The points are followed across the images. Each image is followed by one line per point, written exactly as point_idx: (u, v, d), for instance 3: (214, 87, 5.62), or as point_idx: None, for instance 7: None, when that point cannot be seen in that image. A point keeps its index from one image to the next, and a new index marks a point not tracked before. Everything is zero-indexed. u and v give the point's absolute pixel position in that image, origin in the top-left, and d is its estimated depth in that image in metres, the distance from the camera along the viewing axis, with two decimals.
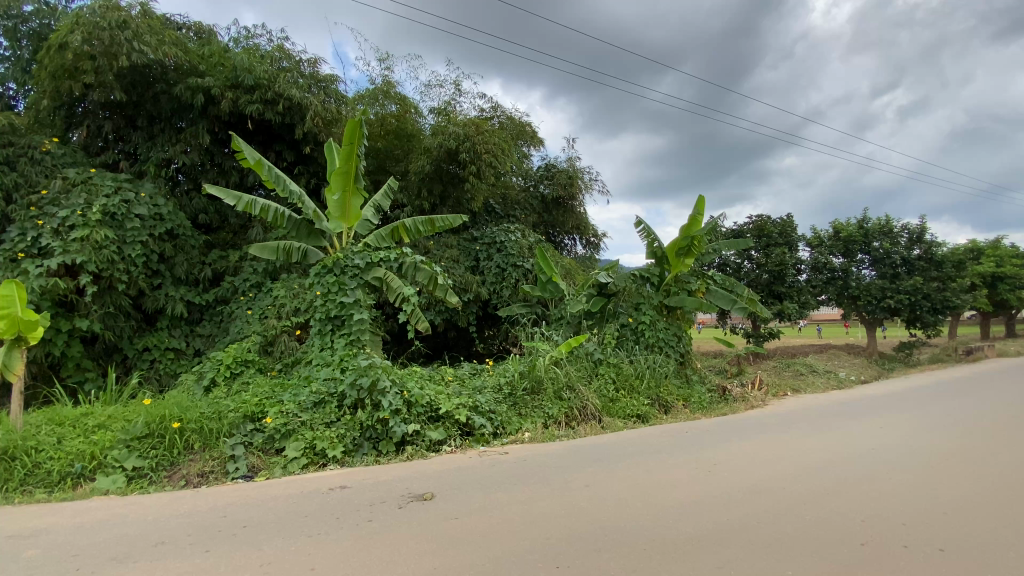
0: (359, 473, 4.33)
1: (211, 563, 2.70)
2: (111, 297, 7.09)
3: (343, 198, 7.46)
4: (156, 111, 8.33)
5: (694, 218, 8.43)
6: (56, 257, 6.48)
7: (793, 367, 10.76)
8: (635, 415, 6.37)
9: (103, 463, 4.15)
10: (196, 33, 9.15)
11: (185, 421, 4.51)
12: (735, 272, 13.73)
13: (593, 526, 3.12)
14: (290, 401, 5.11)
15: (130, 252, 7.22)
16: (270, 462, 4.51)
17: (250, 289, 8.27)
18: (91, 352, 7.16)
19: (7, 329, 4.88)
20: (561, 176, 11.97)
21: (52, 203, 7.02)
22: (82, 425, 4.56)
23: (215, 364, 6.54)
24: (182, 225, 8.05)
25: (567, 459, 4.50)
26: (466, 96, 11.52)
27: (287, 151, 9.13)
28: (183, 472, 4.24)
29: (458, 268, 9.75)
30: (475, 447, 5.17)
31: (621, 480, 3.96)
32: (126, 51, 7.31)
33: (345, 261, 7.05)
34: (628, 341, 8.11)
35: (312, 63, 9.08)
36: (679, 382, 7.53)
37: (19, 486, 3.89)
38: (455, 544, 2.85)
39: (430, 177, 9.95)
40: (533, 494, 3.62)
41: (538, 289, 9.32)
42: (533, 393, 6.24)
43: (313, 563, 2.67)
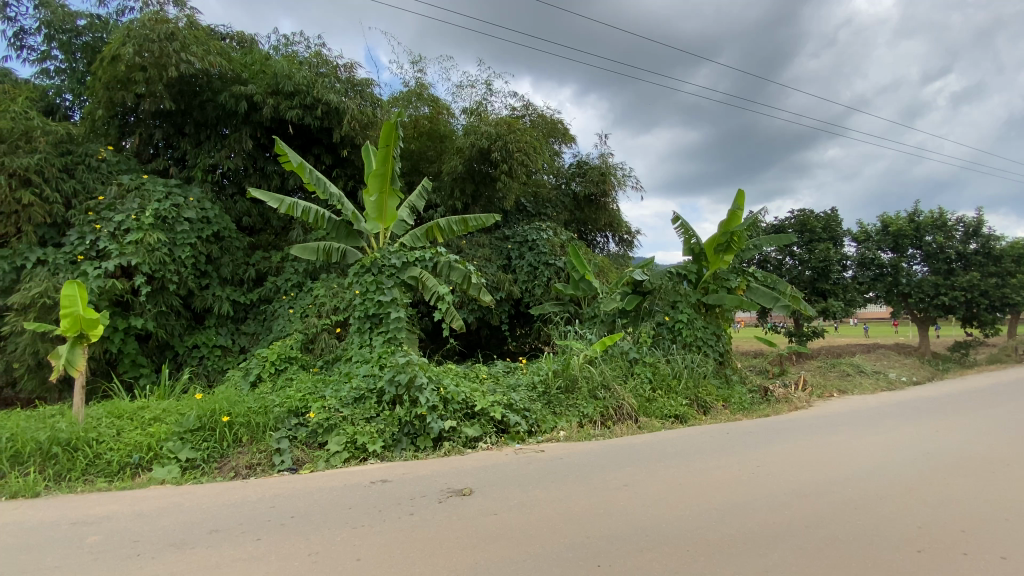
0: (399, 467, 4.41)
1: (262, 551, 2.80)
2: (163, 297, 7.45)
3: (380, 199, 7.62)
4: (202, 119, 8.69)
5: (733, 213, 8.18)
6: (113, 259, 6.88)
7: (839, 367, 10.34)
8: (673, 415, 6.23)
9: (159, 454, 4.36)
10: (239, 42, 9.50)
11: (234, 415, 4.72)
12: (776, 269, 13.30)
13: (634, 527, 3.06)
14: (332, 396, 5.25)
15: (181, 254, 7.57)
16: (313, 455, 4.65)
17: (292, 289, 8.55)
18: (145, 349, 7.53)
19: (70, 327, 5.19)
20: (594, 173, 11.84)
21: (108, 209, 7.44)
22: (139, 418, 4.81)
23: (260, 360, 6.80)
24: (227, 228, 8.40)
25: (603, 458, 4.46)
26: (497, 95, 11.57)
27: (325, 155, 9.39)
28: (232, 464, 4.42)
29: (492, 267, 9.81)
30: (510, 445, 5.18)
31: (661, 482, 3.86)
32: (174, 62, 7.67)
33: (382, 261, 7.25)
34: (664, 340, 7.97)
35: (348, 68, 9.30)
36: (718, 382, 7.36)
37: (82, 475, 4.12)
38: (496, 539, 2.88)
39: (462, 177, 10.03)
40: (571, 493, 3.59)
41: (571, 288, 9.27)
42: (567, 392, 6.22)
43: (358, 553, 2.74)
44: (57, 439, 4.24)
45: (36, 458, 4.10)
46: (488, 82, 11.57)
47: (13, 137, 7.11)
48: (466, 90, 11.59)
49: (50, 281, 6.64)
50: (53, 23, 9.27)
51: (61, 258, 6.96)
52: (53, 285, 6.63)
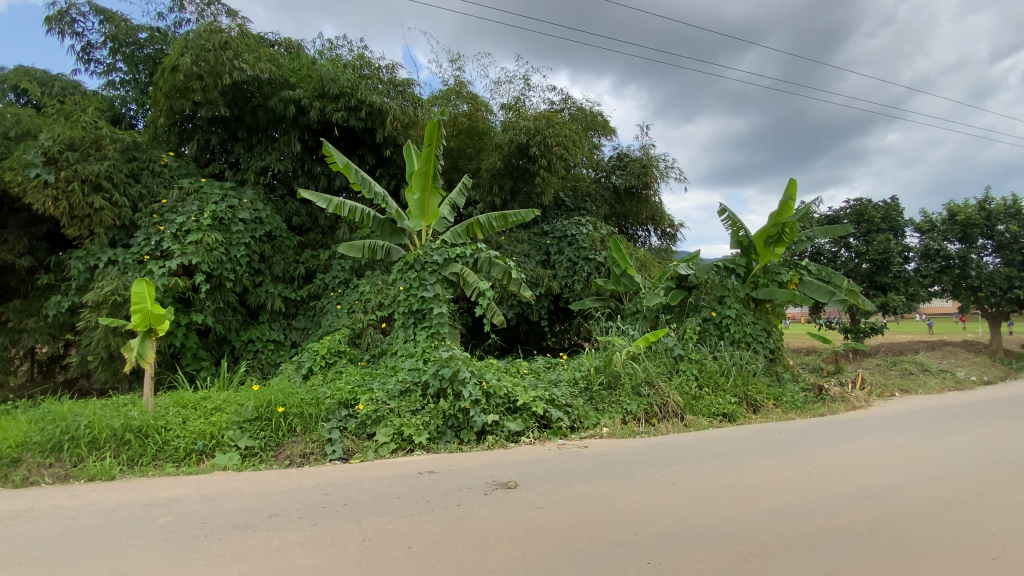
0: (444, 459, 4.49)
1: (319, 536, 2.92)
2: (221, 294, 7.85)
3: (422, 197, 7.76)
4: (254, 124, 9.08)
5: (784, 204, 7.85)
6: (176, 258, 7.31)
7: (900, 366, 9.74)
8: (720, 414, 6.04)
9: (221, 442, 4.61)
10: (286, 48, 9.86)
11: (288, 406, 4.94)
12: (830, 262, 12.69)
13: (684, 526, 3.00)
14: (379, 389, 5.40)
15: (236, 253, 7.96)
16: (362, 446, 4.80)
17: (339, 285, 8.84)
18: (205, 343, 7.96)
19: (141, 322, 5.56)
20: (635, 165, 11.60)
21: (170, 211, 7.91)
22: (202, 408, 5.09)
23: (311, 354, 7.09)
24: (279, 228, 8.77)
25: (648, 456, 4.38)
26: (535, 90, 11.53)
27: (368, 155, 9.63)
28: (287, 452, 4.62)
29: (531, 263, 9.81)
30: (553, 440, 5.17)
31: (711, 481, 3.75)
32: (228, 70, 8.05)
33: (425, 257, 7.40)
34: (711, 336, 7.75)
35: (390, 69, 9.49)
36: (768, 380, 7.11)
37: (152, 460, 4.41)
38: (544, 532, 2.89)
39: (501, 173, 10.04)
40: (618, 489, 3.56)
41: (612, 283, 9.14)
42: (610, 388, 6.15)
43: (410, 541, 2.81)
44: (130, 426, 4.54)
45: (112, 444, 4.42)
46: (526, 77, 11.55)
47: (85, 145, 7.63)
48: (504, 87, 11.61)
49: (120, 280, 7.12)
50: (118, 37, 9.94)
51: (129, 258, 7.44)
52: (123, 283, 7.11)
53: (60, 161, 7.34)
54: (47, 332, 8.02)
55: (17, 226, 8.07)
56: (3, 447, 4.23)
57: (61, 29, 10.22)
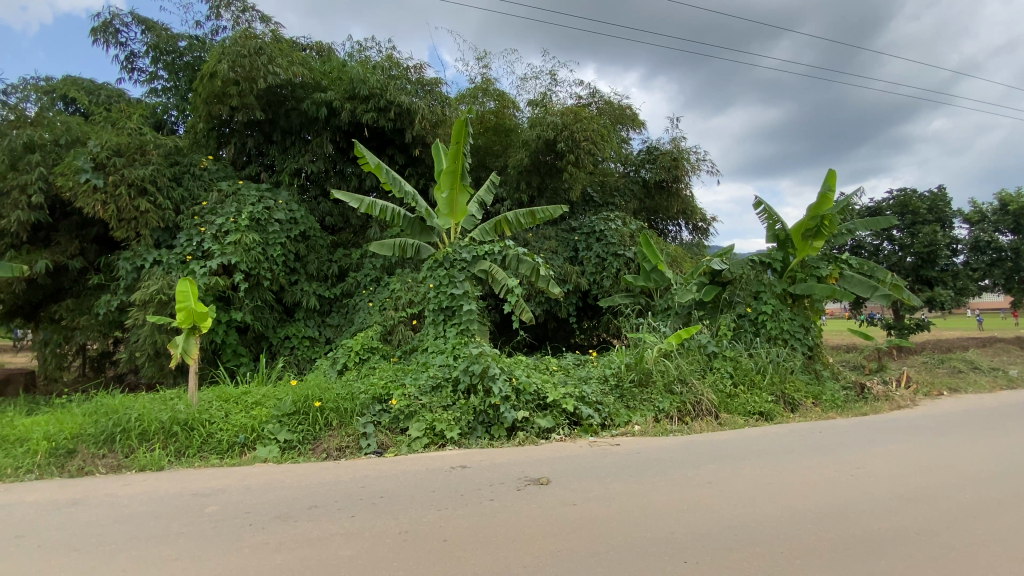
0: (476, 454, 4.53)
1: (357, 527, 3.00)
2: (259, 292, 8.11)
3: (451, 195, 7.84)
4: (288, 126, 9.32)
5: (823, 195, 7.59)
6: (217, 258, 7.60)
7: (948, 364, 9.30)
8: (757, 412, 5.89)
9: (261, 435, 4.77)
10: (318, 51, 10.08)
11: (325, 401, 5.09)
12: (871, 255, 12.17)
13: (720, 525, 2.95)
14: (411, 384, 5.48)
15: (273, 252, 8.21)
16: (396, 440, 4.89)
17: (371, 283, 9.02)
18: (244, 339, 8.22)
19: (185, 319, 5.80)
20: (665, 159, 11.40)
21: (210, 213, 8.20)
22: (242, 403, 5.27)
23: (346, 350, 7.27)
24: (313, 228, 8.99)
25: (682, 454, 4.31)
26: (562, 85, 11.48)
27: (398, 155, 9.77)
28: (324, 445, 4.75)
29: (558, 259, 9.73)
30: (584, 437, 5.12)
31: (748, 481, 3.67)
32: (263, 74, 8.28)
33: (454, 255, 7.48)
34: (746, 333, 7.58)
35: (418, 69, 9.60)
36: (806, 378, 6.91)
37: (198, 451, 4.59)
38: (580, 528, 2.89)
39: (528, 169, 10.02)
40: (652, 487, 3.52)
41: (642, 279, 9.02)
42: (641, 385, 6.08)
43: (445, 534, 2.86)
44: (176, 419, 4.75)
45: (160, 436, 4.62)
46: (553, 73, 11.50)
47: (130, 151, 7.99)
48: (530, 83, 11.59)
49: (165, 280, 7.43)
50: (159, 46, 10.35)
51: (173, 258, 7.76)
52: (168, 283, 7.42)
53: (108, 167, 7.70)
54: (98, 330, 8.44)
55: (69, 230, 8.52)
56: (61, 438, 4.48)
57: (106, 39, 10.71)
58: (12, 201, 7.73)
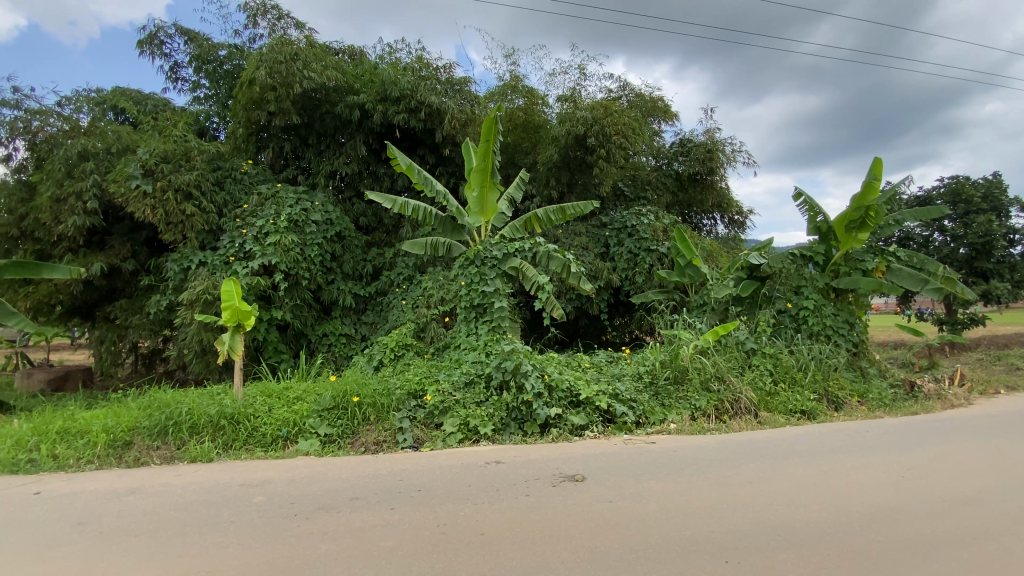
0: (510, 450, 4.55)
1: (396, 519, 3.08)
2: (298, 291, 8.38)
3: (481, 193, 7.88)
4: (323, 130, 9.54)
5: (868, 185, 7.28)
6: (258, 259, 7.89)
7: (1007, 361, 8.78)
8: (798, 411, 5.71)
9: (303, 429, 4.94)
10: (350, 55, 10.29)
11: (362, 397, 5.22)
12: (921, 247, 11.60)
13: (761, 525, 2.89)
14: (444, 380, 5.56)
15: (310, 253, 8.46)
16: (431, 435, 4.99)
17: (404, 281, 9.18)
18: (285, 337, 8.51)
19: (230, 317, 6.05)
20: (699, 151, 11.16)
21: (251, 215, 8.51)
22: (284, 398, 5.46)
23: (381, 347, 7.42)
24: (348, 228, 9.22)
25: (720, 453, 4.23)
26: (591, 79, 11.39)
27: (429, 155, 9.90)
28: (363, 440, 4.88)
29: (590, 255, 9.63)
30: (618, 435, 5.08)
31: (791, 481, 3.57)
32: (299, 80, 8.53)
33: (485, 253, 7.53)
34: (787, 329, 7.37)
35: (447, 68, 9.69)
36: (851, 376, 6.67)
37: (244, 444, 4.78)
38: (618, 525, 2.88)
39: (558, 165, 9.96)
40: (691, 485, 3.47)
41: (676, 274, 8.86)
42: (676, 383, 5.98)
43: (482, 528, 2.90)
44: (224, 413, 4.96)
45: (208, 429, 4.84)
46: (582, 67, 11.42)
47: (176, 157, 8.37)
48: (559, 78, 11.52)
49: (210, 280, 7.76)
50: (201, 56, 10.79)
51: (217, 259, 8.09)
52: (213, 283, 7.75)
53: (156, 173, 8.08)
54: (149, 328, 8.89)
55: (122, 234, 8.99)
56: (119, 430, 4.75)
57: (152, 51, 11.22)
58: (69, 207, 8.18)
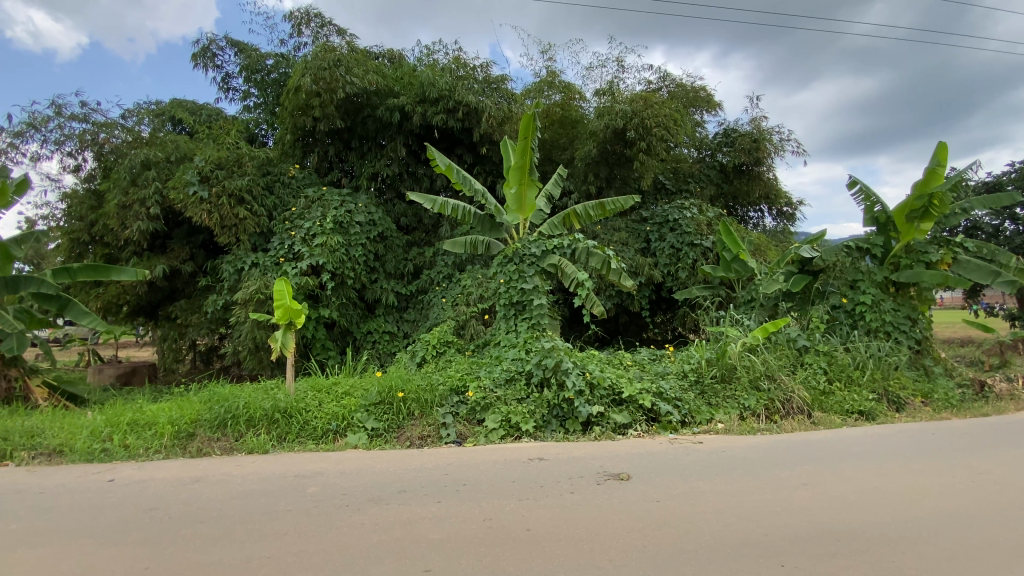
0: (553, 447, 4.55)
1: (443, 512, 3.14)
2: (344, 290, 8.67)
3: (520, 190, 7.88)
4: (364, 133, 9.77)
5: (931, 171, 6.85)
6: (307, 259, 8.21)
7: None
8: (856, 411, 5.44)
9: (351, 422, 5.12)
10: (389, 58, 10.52)
11: (407, 392, 5.36)
12: (990, 237, 10.81)
13: (818, 529, 2.78)
14: (486, 377, 5.64)
15: (355, 253, 8.73)
16: (474, 431, 5.06)
17: (443, 280, 9.33)
18: (332, 334, 8.82)
19: (282, 316, 6.31)
20: (745, 140, 10.79)
21: (299, 217, 8.87)
22: (333, 392, 5.65)
23: (424, 344, 7.58)
24: (389, 229, 9.46)
25: (770, 454, 4.09)
26: (630, 71, 11.22)
27: (467, 154, 10.01)
28: (408, 434, 5.01)
29: (630, 251, 9.47)
30: (663, 434, 4.99)
31: (849, 484, 3.41)
32: (342, 85, 8.78)
33: (523, 250, 7.49)
34: (842, 325, 7.05)
35: (484, 67, 9.76)
36: (913, 375, 6.32)
37: (296, 437, 4.99)
38: (665, 525, 2.84)
39: (596, 161, 9.86)
40: (741, 487, 3.37)
41: (721, 269, 8.59)
42: (724, 382, 5.80)
43: (528, 523, 2.92)
44: (277, 407, 5.19)
45: (264, 422, 5.08)
46: (620, 59, 11.26)
47: (230, 164, 8.80)
48: (596, 71, 11.39)
49: (263, 280, 8.14)
50: (250, 66, 11.29)
51: (268, 261, 8.47)
52: (265, 283, 8.11)
53: (212, 179, 8.53)
54: (207, 326, 9.40)
55: (181, 237, 9.53)
56: (182, 423, 5.05)
57: (205, 63, 11.83)
58: (134, 213, 8.73)
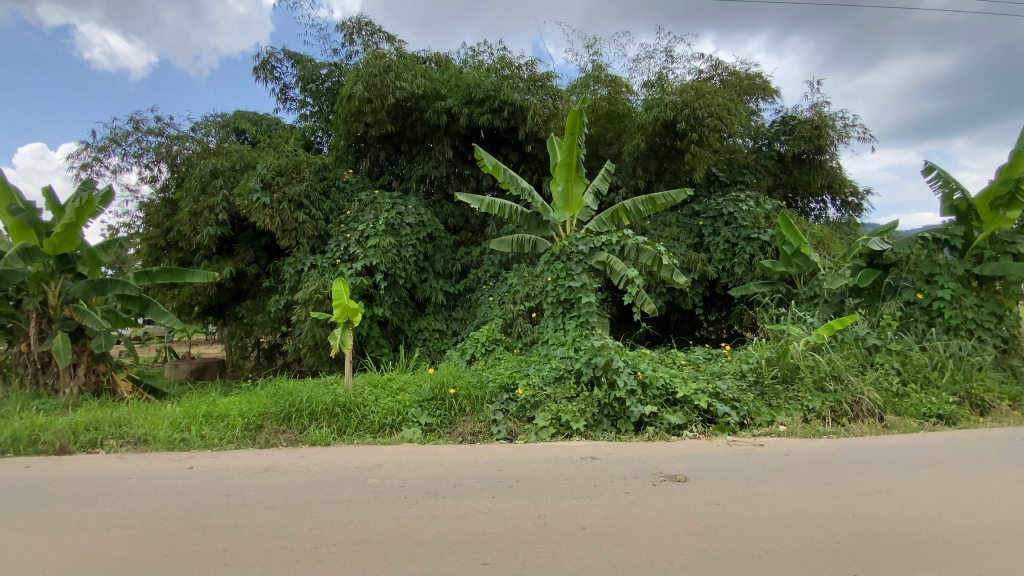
0: (605, 447, 4.51)
1: (498, 507, 3.20)
2: (396, 290, 8.95)
3: (567, 187, 7.84)
4: (413, 136, 10.01)
5: (1017, 155, 6.28)
6: (361, 260, 8.54)
7: None
8: (934, 415, 5.08)
9: (406, 417, 5.29)
10: (436, 62, 10.72)
11: (458, 389, 5.48)
12: None
13: (895, 538, 2.62)
14: (535, 374, 5.66)
15: (406, 254, 8.98)
16: (525, 428, 5.11)
17: (491, 278, 9.44)
18: (385, 332, 9.13)
19: (341, 314, 6.60)
20: (805, 128, 10.25)
21: (354, 220, 9.23)
22: (388, 388, 5.87)
23: (473, 341, 7.72)
24: (437, 229, 9.67)
25: (838, 459, 3.87)
26: (679, 61, 10.92)
27: (513, 153, 10.06)
28: (460, 430, 5.13)
29: (682, 247, 9.22)
30: (720, 436, 4.85)
31: (928, 491, 3.20)
32: (392, 90, 9.04)
33: (571, 248, 7.46)
34: (917, 323, 6.59)
35: (529, 65, 9.76)
36: (1000, 376, 5.83)
37: (354, 430, 5.21)
38: (724, 528, 2.77)
39: (645, 154, 9.65)
40: (806, 492, 3.23)
41: (781, 264, 8.21)
42: (785, 382, 5.56)
43: (583, 522, 2.93)
44: (337, 401, 5.43)
45: (325, 416, 5.33)
46: (669, 50, 10.96)
47: (289, 171, 9.27)
48: (644, 63, 11.15)
49: (321, 280, 8.54)
50: (306, 77, 11.83)
51: (326, 262, 8.87)
52: (323, 283, 8.51)
53: (273, 186, 9.02)
54: (270, 325, 9.95)
55: (246, 242, 10.13)
56: (251, 415, 5.37)
57: (265, 75, 12.49)
58: (204, 219, 9.34)
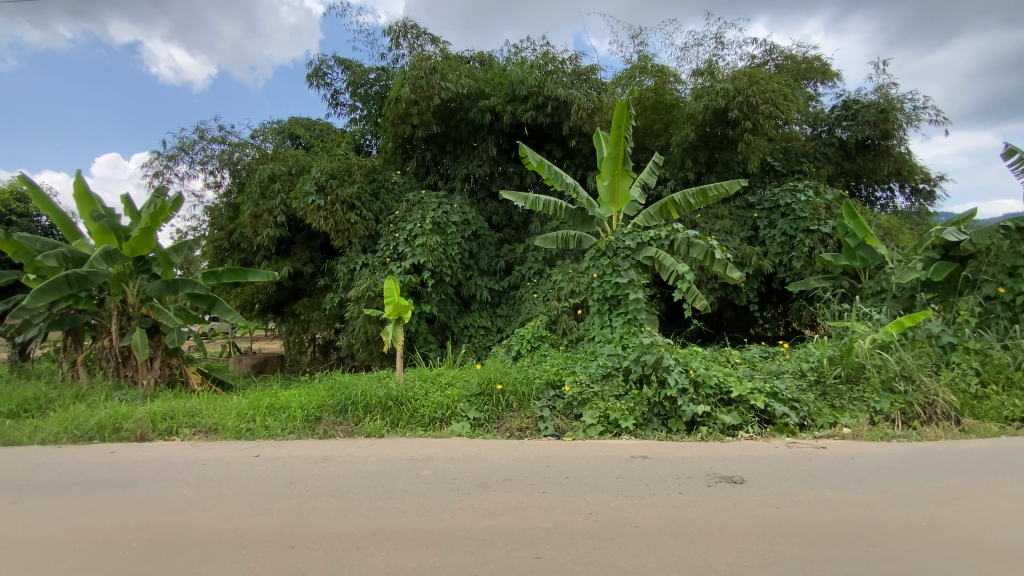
0: (656, 446, 4.45)
1: (548, 502, 3.23)
2: (442, 288, 9.13)
3: (613, 182, 7.72)
4: (458, 136, 10.16)
5: None
6: (409, 259, 8.77)
7: None
8: (1018, 419, 4.70)
9: (455, 411, 5.42)
10: (480, 61, 10.80)
11: (505, 385, 5.55)
12: None
13: (975, 550, 2.45)
14: (582, 372, 5.64)
15: (452, 252, 9.14)
16: (572, 426, 5.11)
17: (535, 275, 9.47)
18: (433, 329, 9.34)
19: (392, 311, 6.81)
20: (870, 112, 9.62)
21: (402, 220, 9.49)
22: (437, 383, 6.02)
23: (519, 338, 7.78)
24: (482, 227, 9.77)
25: (909, 464, 3.65)
26: (730, 48, 10.51)
27: (557, 149, 10.03)
28: (507, 425, 5.21)
29: (735, 240, 8.89)
30: (779, 437, 4.68)
31: (1013, 501, 2.96)
32: (437, 91, 9.19)
33: (617, 243, 7.35)
34: (999, 320, 6.09)
35: (573, 60, 9.69)
36: None
37: (406, 424, 5.39)
38: (783, 532, 2.68)
39: (694, 145, 9.36)
40: (874, 498, 3.06)
41: (844, 257, 7.77)
42: (849, 382, 5.28)
43: (636, 521, 2.90)
44: (390, 395, 5.63)
45: (379, 409, 5.53)
46: (719, 36, 10.58)
47: (341, 173, 9.65)
48: (692, 51, 10.81)
49: (372, 279, 8.86)
50: (355, 81, 12.23)
51: (376, 261, 9.18)
52: (374, 281, 8.82)
53: (327, 189, 9.40)
54: (325, 321, 10.40)
55: (302, 242, 10.63)
56: (310, 407, 5.64)
57: (317, 82, 13.01)
58: (264, 221, 9.86)
